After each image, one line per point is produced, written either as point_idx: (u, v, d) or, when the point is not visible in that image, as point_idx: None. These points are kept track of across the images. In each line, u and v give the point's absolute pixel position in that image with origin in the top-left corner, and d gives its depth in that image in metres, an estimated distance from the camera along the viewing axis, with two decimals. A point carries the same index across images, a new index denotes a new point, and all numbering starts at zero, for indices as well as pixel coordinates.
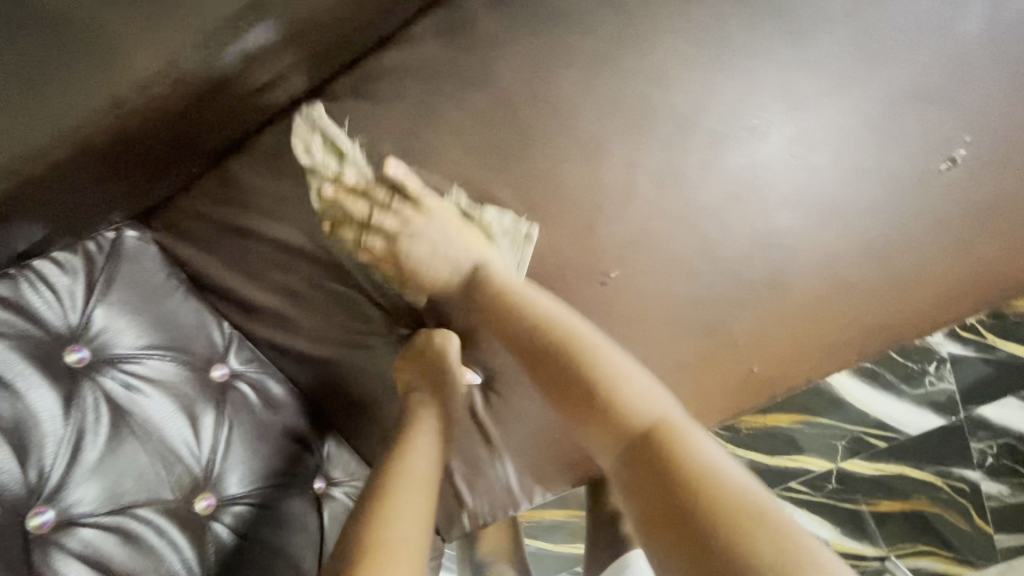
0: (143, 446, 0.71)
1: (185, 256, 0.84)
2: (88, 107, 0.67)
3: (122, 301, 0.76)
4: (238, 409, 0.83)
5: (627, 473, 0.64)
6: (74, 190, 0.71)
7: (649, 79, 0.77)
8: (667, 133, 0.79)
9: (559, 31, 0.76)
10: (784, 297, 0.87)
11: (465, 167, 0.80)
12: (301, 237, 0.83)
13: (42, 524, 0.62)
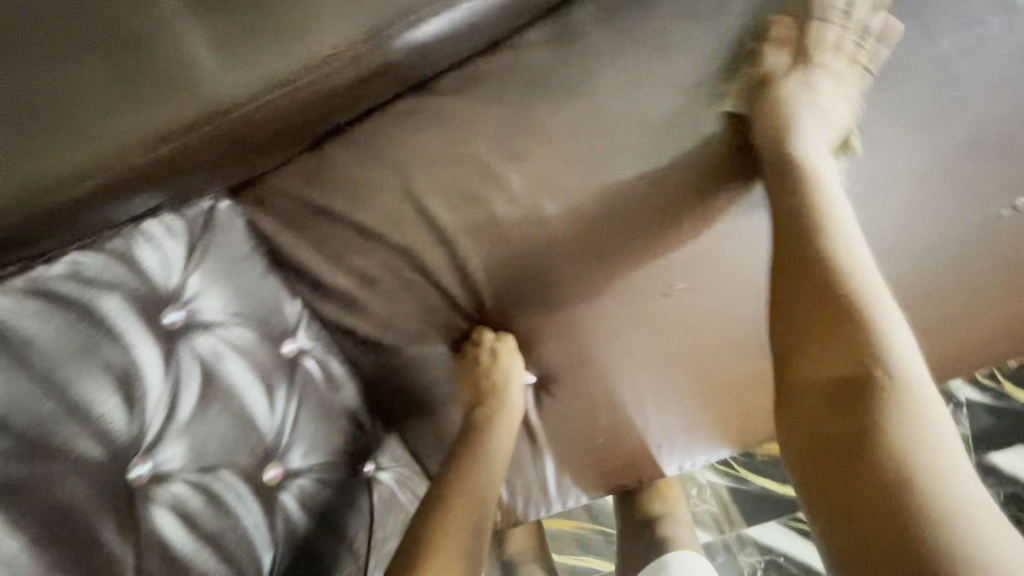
0: (226, 410, 0.72)
1: (270, 232, 0.84)
2: (267, 78, 0.70)
3: (214, 269, 0.77)
4: (304, 385, 0.86)
5: (813, 407, 0.60)
6: (226, 155, 0.72)
7: (739, 105, 0.81)
8: (750, 157, 0.82)
9: (659, 52, 0.80)
10: None
11: (553, 172, 0.84)
12: (386, 224, 0.85)
13: (141, 476, 0.63)
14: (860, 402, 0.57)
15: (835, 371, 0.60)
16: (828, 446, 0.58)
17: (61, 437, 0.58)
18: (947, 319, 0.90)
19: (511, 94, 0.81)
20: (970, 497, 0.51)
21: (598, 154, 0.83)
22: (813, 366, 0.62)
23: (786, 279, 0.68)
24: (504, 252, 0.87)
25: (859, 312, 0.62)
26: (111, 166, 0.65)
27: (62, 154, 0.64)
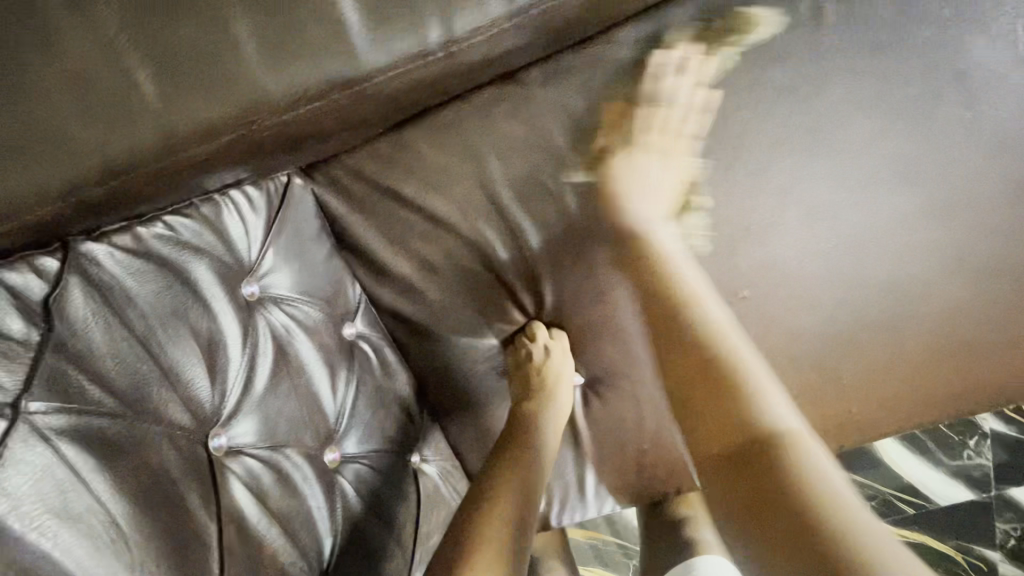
0: (295, 387, 0.71)
1: (336, 213, 0.84)
2: (406, 51, 0.72)
3: (289, 244, 0.76)
4: (362, 370, 0.85)
5: (716, 461, 0.61)
6: (340, 124, 0.74)
7: (827, 116, 0.80)
8: (827, 170, 0.83)
9: (756, 58, 0.78)
10: (894, 344, 0.95)
11: (631, 172, 0.83)
12: (455, 213, 0.85)
13: (220, 447, 0.60)
14: (766, 450, 0.59)
15: (700, 423, 0.64)
16: (743, 496, 0.57)
17: (156, 399, 0.56)
18: (964, 342, 0.95)
19: (597, 91, 0.80)
20: (886, 541, 0.51)
21: (676, 157, 0.83)
22: (708, 412, 0.63)
23: (654, 335, 0.72)
24: (569, 250, 0.87)
25: (726, 370, 0.65)
26: (217, 133, 0.66)
27: (161, 115, 0.63)
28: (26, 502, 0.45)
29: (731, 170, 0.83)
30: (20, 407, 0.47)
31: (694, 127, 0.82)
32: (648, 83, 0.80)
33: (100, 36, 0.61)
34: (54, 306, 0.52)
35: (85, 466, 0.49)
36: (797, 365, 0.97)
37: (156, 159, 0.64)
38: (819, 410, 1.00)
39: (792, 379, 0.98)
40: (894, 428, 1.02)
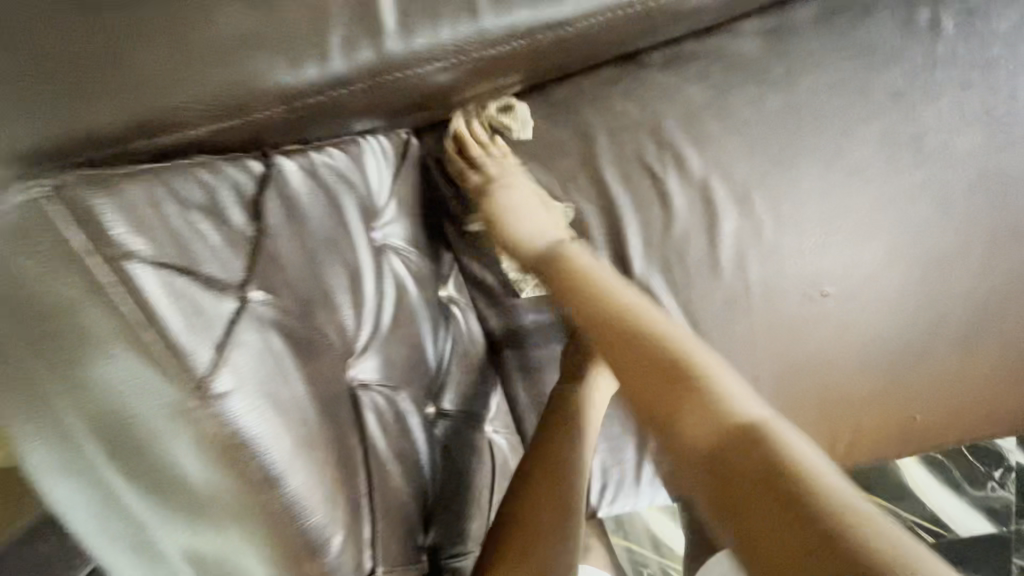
0: (405, 332, 0.71)
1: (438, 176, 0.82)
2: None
3: (404, 197, 0.76)
4: (454, 331, 0.83)
5: (695, 463, 0.50)
6: (531, 65, 0.62)
7: (931, 124, 0.83)
8: (920, 177, 0.85)
9: (870, 61, 0.81)
10: (964, 359, 0.95)
11: (733, 161, 0.85)
12: (557, 183, 0.84)
13: (355, 371, 0.60)
14: (742, 432, 0.49)
15: (658, 414, 0.53)
16: (727, 480, 0.47)
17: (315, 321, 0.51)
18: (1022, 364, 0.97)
19: (714, 78, 0.83)
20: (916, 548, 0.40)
21: (782, 149, 0.84)
22: (667, 415, 0.53)
23: (602, 335, 0.64)
24: (661, 234, 0.86)
25: (677, 361, 0.57)
26: (391, 69, 0.55)
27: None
28: (251, 387, 0.38)
29: (833, 167, 0.85)
30: (245, 295, 0.39)
31: (807, 122, 0.83)
32: (767, 78, 0.83)
33: None
34: (260, 198, 0.44)
35: (287, 358, 0.42)
36: (874, 372, 0.94)
37: (265, 40, 0.49)
38: (890, 421, 0.97)
39: (869, 386, 0.95)
40: (958, 444, 1.00)
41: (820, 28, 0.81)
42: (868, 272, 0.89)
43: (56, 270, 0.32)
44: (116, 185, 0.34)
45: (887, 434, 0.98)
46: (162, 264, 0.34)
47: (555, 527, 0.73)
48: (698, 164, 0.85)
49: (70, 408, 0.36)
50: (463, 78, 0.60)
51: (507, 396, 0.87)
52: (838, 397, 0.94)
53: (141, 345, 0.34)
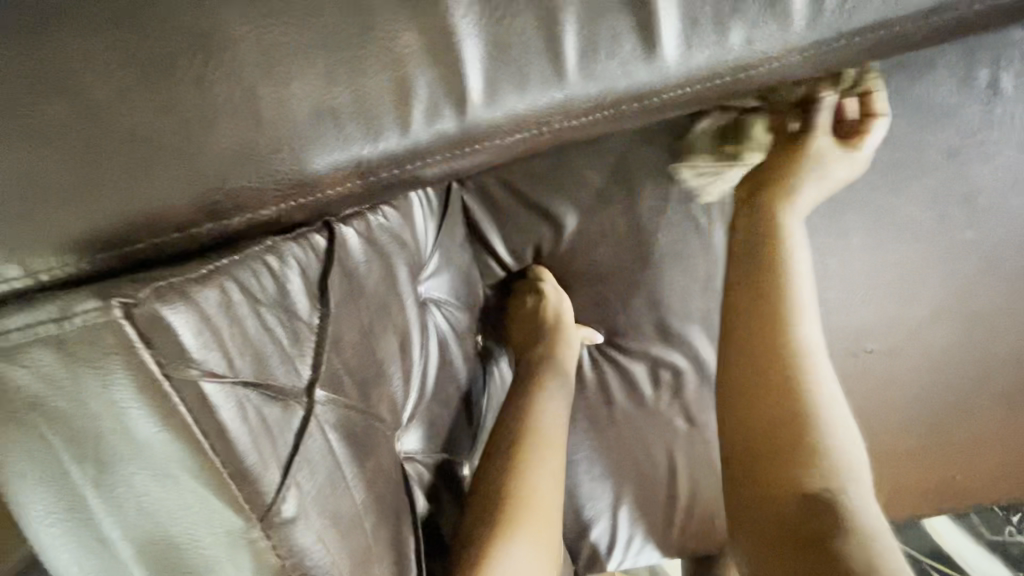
0: (447, 396, 0.65)
1: (472, 223, 0.70)
2: (773, 47, 0.45)
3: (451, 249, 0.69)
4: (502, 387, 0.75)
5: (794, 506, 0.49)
6: (600, 131, 0.47)
7: (1002, 186, 0.72)
8: (985, 241, 0.73)
9: (943, 116, 0.69)
10: (1021, 410, 0.80)
11: (788, 219, 0.71)
12: (585, 237, 0.70)
13: (402, 443, 0.57)
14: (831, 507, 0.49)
15: (788, 476, 0.51)
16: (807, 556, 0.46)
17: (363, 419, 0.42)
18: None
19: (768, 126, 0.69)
20: None
21: (840, 202, 0.71)
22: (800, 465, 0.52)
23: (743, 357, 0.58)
24: (701, 286, 0.70)
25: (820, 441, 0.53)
26: (469, 140, 0.42)
27: (364, 34, 0.38)
28: (319, 509, 0.34)
29: (879, 225, 0.72)
30: (311, 399, 0.35)
31: (860, 181, 0.70)
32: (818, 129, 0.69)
33: None
34: (326, 281, 0.39)
35: (345, 462, 0.38)
36: (914, 432, 0.80)
37: (333, 100, 0.38)
38: (930, 476, 0.81)
39: (905, 441, 0.80)
40: (1012, 500, 0.84)
41: (885, 80, 0.69)
42: (912, 326, 0.76)
43: (125, 395, 0.28)
44: (192, 287, 0.30)
45: (925, 490, 0.82)
46: (234, 382, 0.30)
47: (555, 486, 0.62)
48: None
49: (118, 522, 0.31)
50: (510, 140, 0.44)
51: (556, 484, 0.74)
52: (879, 452, 0.79)
53: (210, 472, 0.29)
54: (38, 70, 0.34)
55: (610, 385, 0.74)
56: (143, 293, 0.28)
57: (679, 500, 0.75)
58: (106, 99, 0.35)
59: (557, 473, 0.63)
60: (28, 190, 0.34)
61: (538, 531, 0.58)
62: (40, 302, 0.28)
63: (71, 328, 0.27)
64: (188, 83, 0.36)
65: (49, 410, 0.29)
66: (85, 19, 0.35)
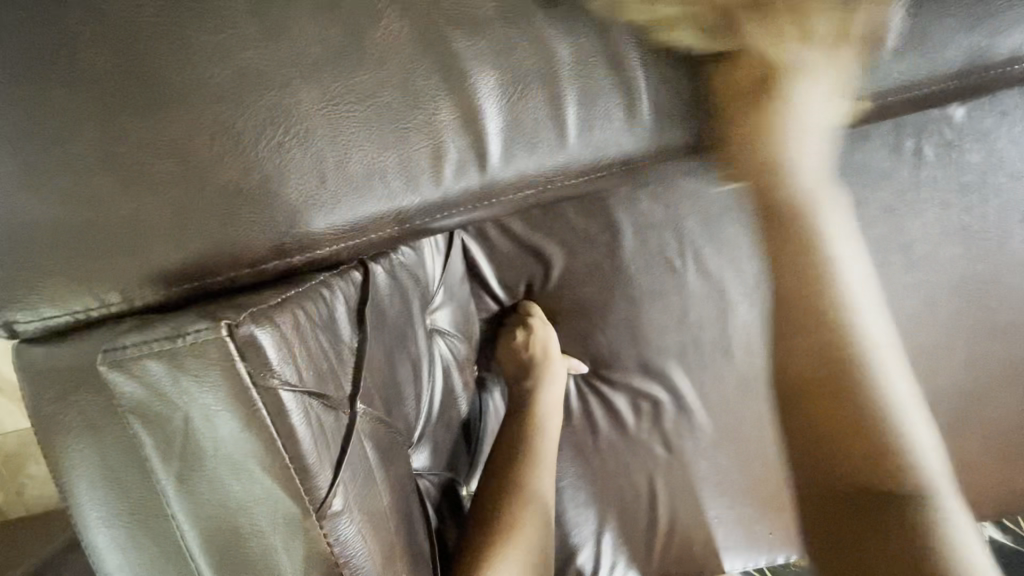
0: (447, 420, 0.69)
1: (475, 263, 0.76)
2: (728, 124, 0.56)
3: (457, 285, 0.74)
4: (492, 413, 0.78)
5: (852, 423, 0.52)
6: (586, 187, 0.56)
7: (927, 238, 0.83)
8: (917, 286, 0.84)
9: (875, 180, 0.81)
10: (966, 442, 0.87)
11: (752, 263, 0.80)
12: (573, 277, 0.77)
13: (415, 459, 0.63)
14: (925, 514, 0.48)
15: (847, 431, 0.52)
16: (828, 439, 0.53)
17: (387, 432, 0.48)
18: (1005, 443, 0.88)
19: (733, 183, 0.79)
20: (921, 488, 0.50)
21: None
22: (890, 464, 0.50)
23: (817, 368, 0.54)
24: (676, 321, 0.79)
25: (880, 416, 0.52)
26: (490, 195, 0.51)
27: (409, 108, 0.46)
28: (359, 504, 0.39)
29: None
30: (353, 409, 0.42)
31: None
32: None
33: (405, 63, 0.46)
34: (363, 311, 0.47)
35: (377, 468, 0.43)
36: None
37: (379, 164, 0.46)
38: None
39: None
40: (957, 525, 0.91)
41: None
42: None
43: (217, 399, 0.34)
44: (274, 313, 0.36)
45: None
46: (302, 391, 0.36)
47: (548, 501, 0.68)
48: (717, 262, 0.80)
49: (191, 512, 0.37)
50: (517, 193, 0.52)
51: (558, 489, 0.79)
52: None
53: (278, 467, 0.35)
54: (146, 138, 0.42)
55: (594, 413, 0.81)
56: (241, 315, 0.35)
57: (658, 525, 0.80)
58: (201, 158, 0.42)
59: (551, 492, 0.70)
60: (128, 232, 0.41)
61: (530, 540, 0.64)
62: (152, 327, 0.35)
63: (183, 343, 0.33)
64: (262, 140, 0.43)
65: (148, 414, 0.35)
66: (178, 78, 0.42)
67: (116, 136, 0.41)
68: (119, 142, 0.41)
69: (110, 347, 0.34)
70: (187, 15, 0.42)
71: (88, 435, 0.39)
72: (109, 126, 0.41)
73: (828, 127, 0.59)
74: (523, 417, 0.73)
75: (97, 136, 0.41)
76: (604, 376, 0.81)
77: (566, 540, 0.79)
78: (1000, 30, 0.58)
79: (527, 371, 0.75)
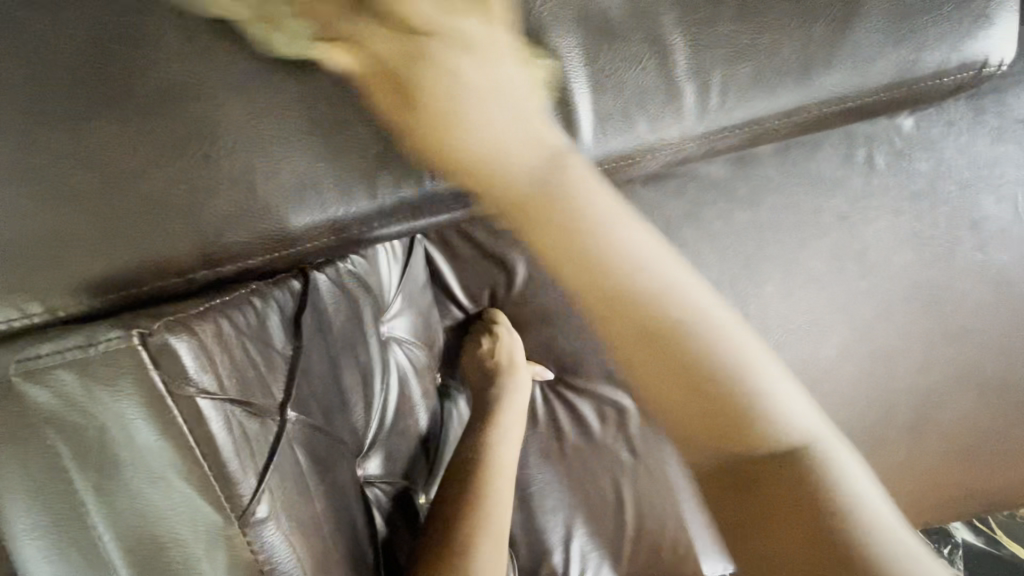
0: (402, 426, 0.69)
1: (436, 270, 0.77)
2: (668, 133, 0.58)
3: (417, 292, 0.74)
4: (452, 418, 0.78)
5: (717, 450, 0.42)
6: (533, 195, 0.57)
7: (881, 243, 0.85)
8: (873, 289, 0.85)
9: (827, 188, 0.83)
10: (924, 442, 0.88)
11: (710, 269, 0.82)
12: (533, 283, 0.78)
13: (363, 467, 0.63)
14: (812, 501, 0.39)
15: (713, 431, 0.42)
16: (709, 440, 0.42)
17: (327, 437, 0.48)
18: (964, 445, 0.89)
19: (689, 193, 0.81)
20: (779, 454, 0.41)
21: (750, 256, 0.83)
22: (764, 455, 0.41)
23: (703, 462, 0.42)
24: None
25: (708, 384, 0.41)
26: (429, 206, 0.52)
27: (344, 121, 0.47)
28: (287, 512, 0.40)
29: (789, 275, 0.84)
30: (284, 416, 0.42)
31: (769, 236, 0.83)
32: (731, 196, 0.82)
33: (342, 77, 0.47)
34: (299, 319, 0.47)
35: (310, 475, 0.44)
36: None
37: (316, 175, 0.47)
38: None
39: None
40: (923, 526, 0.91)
41: (781, 157, 0.82)
42: (822, 365, 0.85)
43: (134, 408, 0.34)
44: (193, 322, 0.37)
45: None
46: (223, 399, 0.36)
47: (505, 509, 0.67)
48: None
49: (111, 521, 0.37)
50: (459, 200, 0.53)
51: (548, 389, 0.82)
52: None
53: (198, 474, 0.36)
54: (77, 150, 0.42)
55: (558, 417, 0.81)
56: (156, 325, 0.35)
57: (620, 530, 0.80)
58: (132, 169, 0.43)
59: (509, 500, 0.68)
60: (52, 241, 0.42)
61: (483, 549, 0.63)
62: (64, 336, 0.35)
63: (97, 352, 0.34)
64: (192, 147, 0.44)
65: (66, 423, 0.35)
66: (99, 92, 0.43)
67: (44, 147, 0.42)
68: (49, 154, 0.42)
69: (22, 356, 0.35)
70: (107, 30, 0.43)
71: (10, 447, 0.38)
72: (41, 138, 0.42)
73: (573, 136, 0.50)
74: (481, 424, 0.73)
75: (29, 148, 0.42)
76: (567, 382, 0.81)
77: (529, 547, 0.79)
78: (926, 45, 0.60)
79: (487, 378, 0.76)
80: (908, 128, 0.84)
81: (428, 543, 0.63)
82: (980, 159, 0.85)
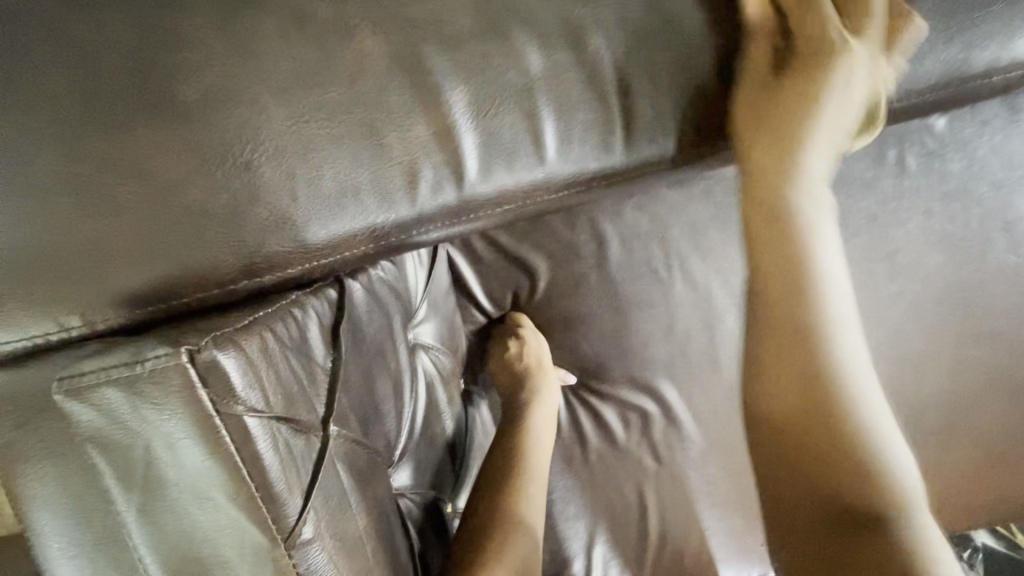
0: (431, 435, 0.68)
1: (461, 276, 0.75)
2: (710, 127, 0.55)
3: (442, 297, 0.73)
4: (478, 425, 0.77)
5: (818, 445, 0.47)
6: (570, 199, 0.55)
7: (913, 245, 0.83)
8: (904, 293, 0.83)
9: (858, 189, 0.81)
10: (955, 449, 0.86)
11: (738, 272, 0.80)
12: (560, 287, 0.76)
13: (395, 478, 0.61)
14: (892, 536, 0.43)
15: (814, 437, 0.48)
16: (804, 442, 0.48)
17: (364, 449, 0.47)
18: (994, 452, 0.87)
19: None
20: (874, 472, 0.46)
21: None
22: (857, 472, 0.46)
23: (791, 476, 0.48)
24: (665, 332, 0.77)
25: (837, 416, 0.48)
26: (466, 210, 0.50)
27: (381, 124, 0.46)
28: (332, 531, 0.38)
29: None
30: (326, 432, 0.40)
31: None
32: None
33: (376, 79, 0.45)
34: (336, 328, 0.46)
35: (352, 490, 0.42)
36: None
37: (353, 183, 0.45)
38: None
39: None
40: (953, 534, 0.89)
41: None
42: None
43: (180, 427, 0.33)
44: (240, 336, 0.35)
45: None
46: (270, 417, 0.35)
47: (536, 520, 0.66)
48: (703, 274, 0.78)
49: (154, 543, 0.36)
50: (498, 204, 0.51)
51: (573, 394, 0.80)
52: None
53: (244, 495, 0.34)
54: (112, 158, 0.41)
55: (584, 424, 0.80)
56: (203, 341, 0.34)
57: (648, 538, 0.78)
58: (168, 177, 0.42)
59: (541, 509, 0.67)
60: (88, 252, 0.41)
61: (517, 562, 0.61)
62: (107, 353, 0.34)
63: (142, 370, 0.33)
64: (229, 153, 0.42)
65: (109, 442, 0.34)
66: (140, 98, 0.41)
67: (79, 154, 0.41)
68: (84, 162, 0.41)
69: (66, 375, 0.34)
70: (149, 35, 0.42)
71: (46, 463, 0.38)
72: (76, 144, 0.41)
73: (853, 102, 0.56)
74: (510, 431, 0.72)
75: (63, 155, 0.41)
76: (594, 388, 0.79)
77: (557, 555, 0.77)
78: (975, 43, 0.58)
79: (514, 384, 0.74)
80: (942, 127, 0.80)
81: (461, 557, 0.62)
82: (1016, 158, 0.82)
